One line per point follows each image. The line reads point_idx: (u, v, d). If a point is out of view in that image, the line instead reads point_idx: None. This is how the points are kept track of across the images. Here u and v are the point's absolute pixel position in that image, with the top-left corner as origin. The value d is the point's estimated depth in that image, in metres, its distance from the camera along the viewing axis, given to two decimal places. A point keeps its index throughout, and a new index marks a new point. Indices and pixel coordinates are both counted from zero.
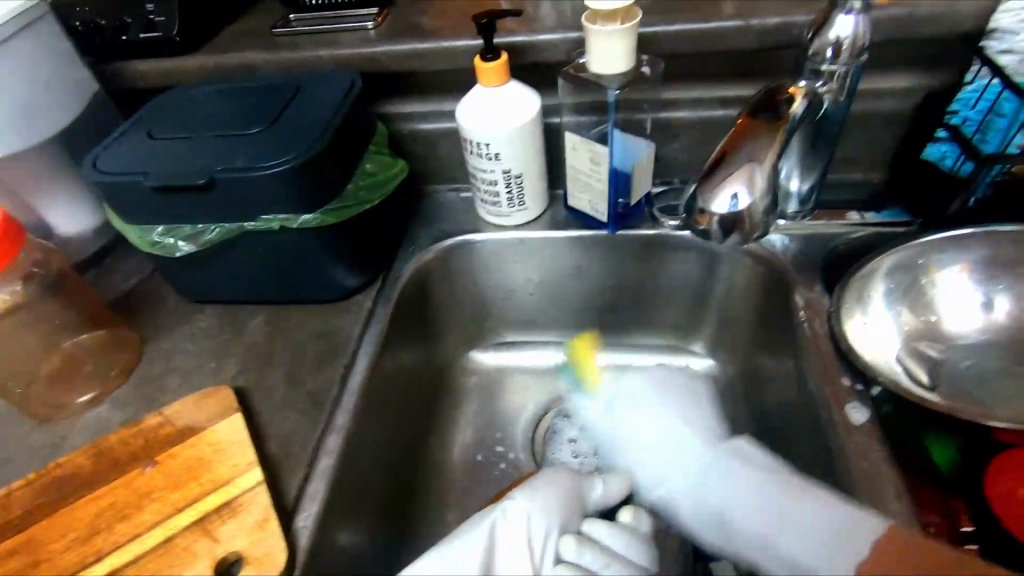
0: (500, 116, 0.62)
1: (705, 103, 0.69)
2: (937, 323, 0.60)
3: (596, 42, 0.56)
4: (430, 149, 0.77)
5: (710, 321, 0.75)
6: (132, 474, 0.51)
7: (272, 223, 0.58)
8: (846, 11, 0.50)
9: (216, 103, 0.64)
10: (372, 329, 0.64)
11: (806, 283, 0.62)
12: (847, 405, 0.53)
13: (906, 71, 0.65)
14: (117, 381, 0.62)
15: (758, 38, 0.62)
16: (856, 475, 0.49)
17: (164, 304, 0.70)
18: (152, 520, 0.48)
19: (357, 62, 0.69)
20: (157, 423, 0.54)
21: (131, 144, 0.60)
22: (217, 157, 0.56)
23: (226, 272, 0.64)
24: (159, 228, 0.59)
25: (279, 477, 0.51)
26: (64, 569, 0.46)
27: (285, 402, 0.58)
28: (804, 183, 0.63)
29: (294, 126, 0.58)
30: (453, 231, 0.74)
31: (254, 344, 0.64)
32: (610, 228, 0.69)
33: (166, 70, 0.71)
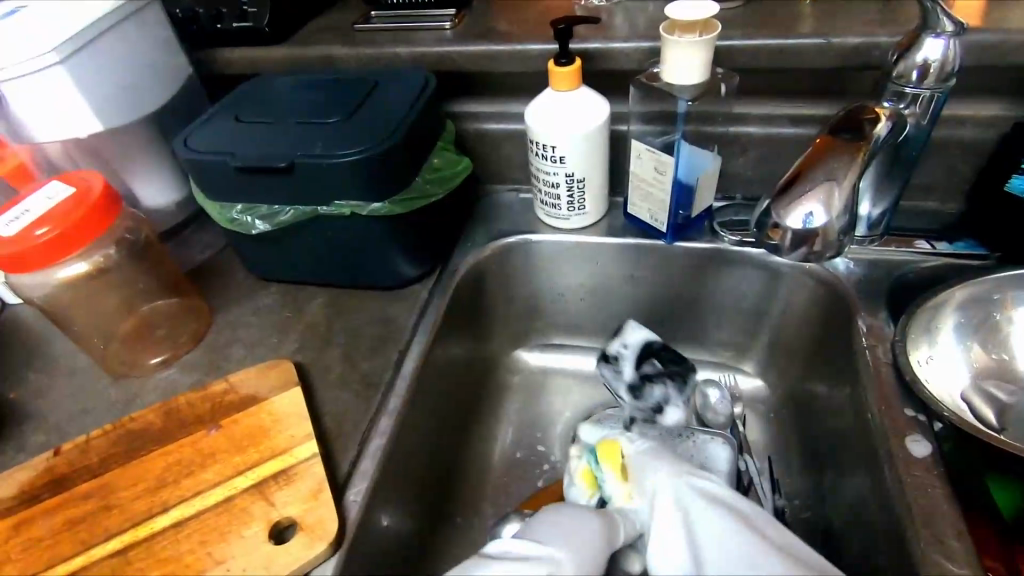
0: (570, 120, 0.62)
1: (776, 120, 0.68)
2: (1010, 362, 0.57)
3: (671, 52, 0.56)
4: (494, 149, 0.78)
5: (762, 340, 0.73)
6: (198, 435, 0.54)
7: (343, 209, 0.60)
8: (936, 34, 0.49)
9: (298, 92, 0.68)
10: (428, 318, 0.66)
11: (869, 310, 0.60)
12: (908, 438, 0.51)
13: (995, 100, 0.62)
14: (186, 346, 0.66)
15: (839, 56, 0.61)
16: (913, 509, 0.47)
17: (234, 279, 0.74)
18: (213, 479, 0.50)
19: (432, 61, 0.71)
20: (222, 389, 0.57)
21: (219, 126, 0.64)
22: (299, 143, 0.59)
23: (294, 253, 0.67)
24: (238, 206, 0.63)
25: (332, 451, 0.53)
26: (134, 516, 0.49)
27: (340, 381, 0.60)
28: (876, 207, 0.61)
29: (371, 118, 0.61)
30: (510, 230, 0.75)
31: (314, 323, 0.67)
32: (667, 238, 0.69)
33: (254, 59, 0.75)
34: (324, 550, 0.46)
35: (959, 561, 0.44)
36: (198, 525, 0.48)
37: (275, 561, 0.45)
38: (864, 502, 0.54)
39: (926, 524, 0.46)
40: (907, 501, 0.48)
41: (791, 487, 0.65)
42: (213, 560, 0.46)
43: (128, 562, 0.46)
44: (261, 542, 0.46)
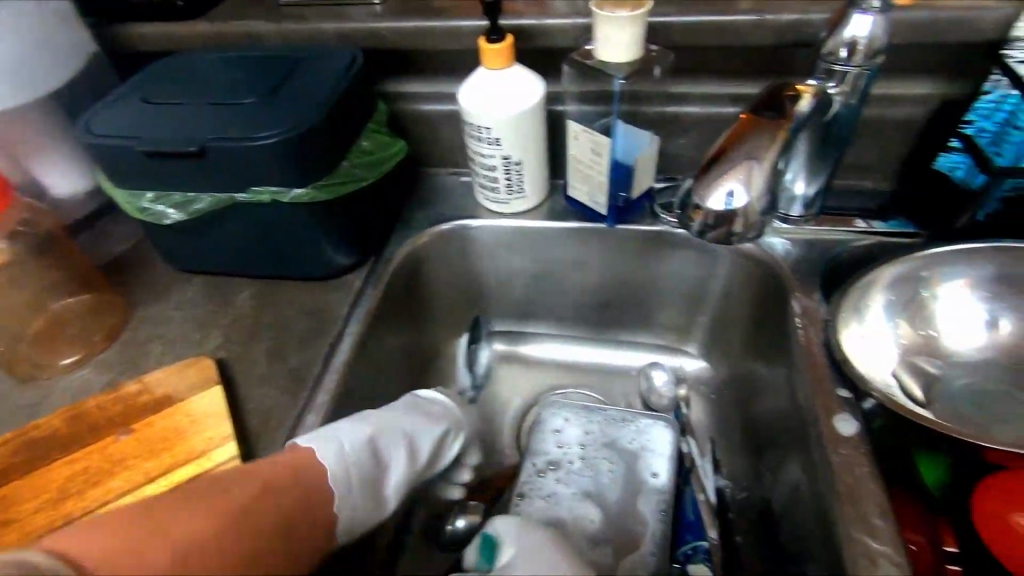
0: (502, 100, 0.60)
1: (715, 100, 0.67)
2: (937, 338, 0.58)
3: (603, 28, 0.54)
4: (432, 131, 0.76)
5: (705, 322, 0.73)
6: (108, 441, 0.50)
7: (263, 196, 0.57)
8: (863, 10, 0.48)
9: (215, 71, 0.63)
10: (361, 308, 0.63)
11: (804, 290, 0.61)
12: (837, 416, 0.52)
13: (925, 78, 0.63)
14: (100, 345, 0.62)
15: (774, 34, 0.60)
16: (840, 486, 0.48)
17: (155, 271, 0.69)
18: (123, 487, 0.47)
19: (361, 37, 0.68)
20: (136, 390, 0.54)
21: (126, 107, 0.59)
22: (211, 125, 0.55)
23: (216, 243, 0.63)
24: (149, 194, 0.58)
25: (254, 453, 0.50)
26: (34, 530, 0.46)
27: (266, 377, 0.57)
28: (810, 186, 0.61)
29: (290, 99, 0.57)
30: (450, 215, 0.73)
31: (241, 317, 0.63)
32: (608, 221, 0.68)
33: (169, 35, 0.70)
34: None
35: (881, 537, 0.45)
36: (146, 513, 0.39)
37: None
38: (797, 481, 0.54)
39: (852, 501, 0.47)
40: (834, 478, 0.48)
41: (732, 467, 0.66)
42: None
43: (69, 556, 0.35)
44: (204, 548, 0.38)
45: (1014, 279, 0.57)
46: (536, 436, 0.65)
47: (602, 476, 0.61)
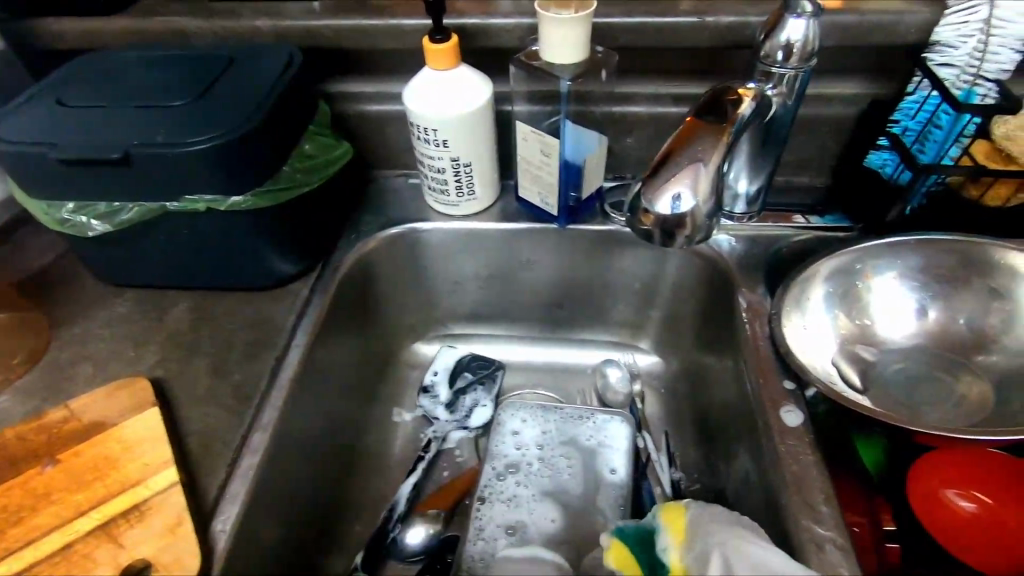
0: (448, 102, 0.59)
1: (660, 100, 0.68)
2: (872, 327, 0.61)
3: (548, 29, 0.54)
4: (378, 132, 0.73)
5: (657, 318, 0.75)
6: (30, 474, 0.46)
7: (197, 204, 0.54)
8: (797, 14, 0.50)
9: (139, 71, 0.59)
10: (308, 318, 0.61)
11: (749, 285, 0.63)
12: (782, 408, 0.54)
13: (855, 78, 0.66)
14: (19, 368, 0.57)
15: (714, 35, 0.61)
16: (787, 476, 0.50)
17: (81, 286, 0.64)
18: (49, 524, 0.44)
19: (299, 35, 0.65)
20: (61, 417, 0.50)
21: (38, 111, 0.54)
22: (136, 130, 0.52)
23: (147, 254, 0.60)
24: (68, 204, 0.54)
25: (196, 477, 0.48)
26: None
27: (208, 395, 0.54)
28: (752, 185, 0.63)
29: (223, 100, 0.54)
30: (399, 218, 0.71)
31: (178, 332, 0.60)
32: (560, 221, 0.68)
33: (86, 31, 0.65)
34: None
35: (827, 522, 0.47)
36: None
37: None
38: (747, 472, 0.56)
39: (798, 490, 0.49)
40: (782, 468, 0.50)
41: (686, 460, 0.67)
42: None
43: None
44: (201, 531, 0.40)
45: (939, 269, 0.60)
46: (494, 440, 0.65)
47: (561, 472, 0.62)
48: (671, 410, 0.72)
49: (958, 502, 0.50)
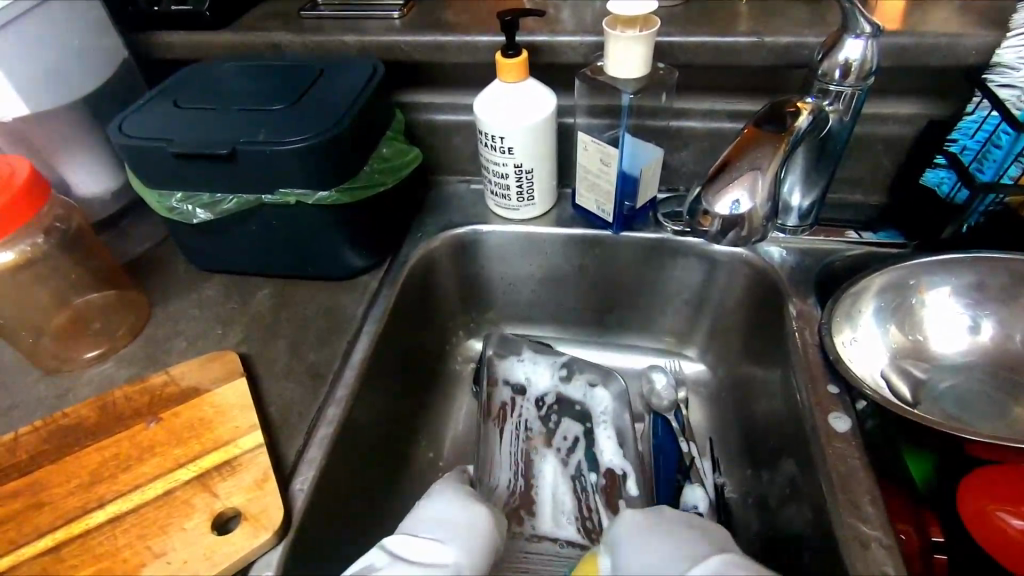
0: (516, 112, 0.63)
1: (715, 115, 0.71)
2: (925, 343, 0.62)
3: (614, 46, 0.58)
4: (444, 140, 0.79)
5: (704, 326, 0.76)
6: (136, 429, 0.52)
7: (288, 198, 0.60)
8: (855, 35, 0.52)
9: (243, 78, 0.66)
10: (377, 308, 0.66)
11: (799, 295, 0.64)
12: (831, 414, 0.55)
13: (911, 99, 0.67)
14: (123, 340, 0.64)
15: (772, 54, 0.64)
16: (833, 476, 0.51)
17: (175, 270, 0.71)
18: (152, 472, 0.49)
19: (380, 50, 0.71)
20: (162, 382, 0.56)
21: (158, 111, 0.62)
22: (239, 130, 0.58)
23: (237, 243, 0.66)
24: (178, 194, 0.61)
25: (277, 442, 0.53)
26: (67, 512, 0.47)
27: (287, 371, 0.60)
28: (805, 199, 0.65)
29: (316, 106, 0.60)
30: (461, 220, 0.76)
31: (260, 314, 0.66)
32: (614, 228, 0.71)
33: (192, 44, 0.73)
34: (270, 539, 0.46)
35: (874, 523, 0.48)
36: (218, 502, 0.47)
37: (217, 552, 0.45)
38: (793, 476, 0.57)
39: (843, 491, 0.50)
40: (827, 470, 0.52)
41: (729, 466, 0.68)
42: (153, 553, 0.45)
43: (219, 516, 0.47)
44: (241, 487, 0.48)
45: (997, 288, 0.60)
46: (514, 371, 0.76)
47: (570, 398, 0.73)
48: (715, 418, 0.73)
49: (1006, 519, 0.48)
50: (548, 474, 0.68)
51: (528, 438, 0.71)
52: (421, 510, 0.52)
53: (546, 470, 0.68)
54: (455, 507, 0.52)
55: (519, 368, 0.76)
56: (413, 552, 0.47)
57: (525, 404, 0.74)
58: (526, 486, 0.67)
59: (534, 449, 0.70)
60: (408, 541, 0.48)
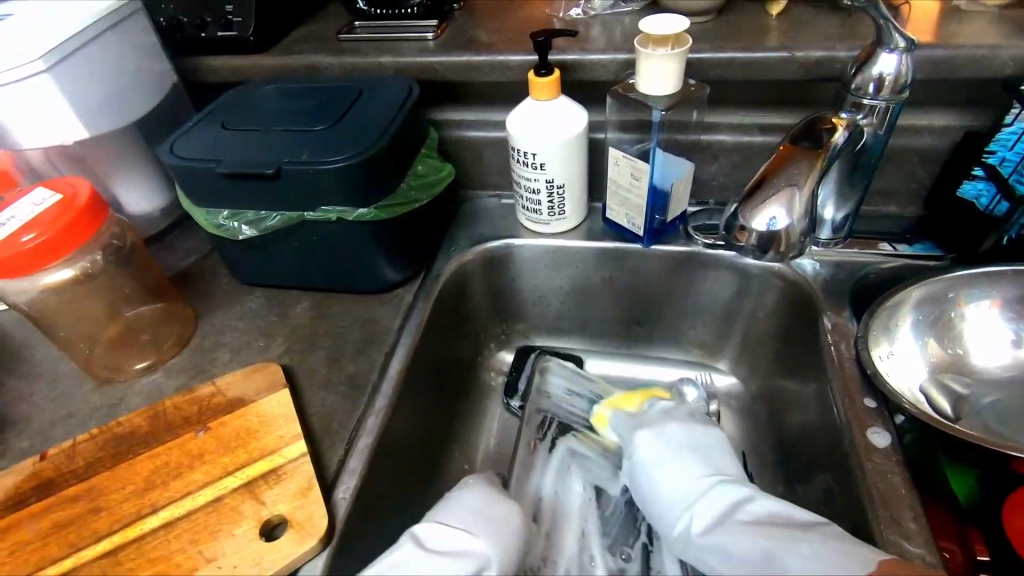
0: (549, 129, 0.65)
1: (745, 130, 0.71)
2: (964, 356, 0.61)
3: (646, 64, 0.59)
4: (475, 156, 0.81)
5: (735, 339, 0.76)
6: (186, 437, 0.54)
7: (329, 214, 0.62)
8: (889, 49, 0.53)
9: (285, 100, 0.69)
10: (412, 320, 0.67)
11: (834, 308, 0.64)
12: (869, 429, 0.55)
13: (945, 111, 0.67)
14: (171, 352, 0.66)
15: (803, 68, 0.64)
16: (873, 491, 0.51)
17: (219, 284, 0.74)
18: (202, 479, 0.51)
19: (415, 70, 0.73)
20: (209, 392, 0.58)
21: (206, 133, 0.65)
22: (284, 150, 0.61)
23: (278, 258, 0.68)
24: (224, 211, 0.64)
25: (319, 451, 0.54)
26: (123, 517, 0.49)
27: (327, 382, 0.61)
28: (839, 212, 0.65)
29: (356, 126, 0.63)
30: (493, 234, 0.77)
31: (300, 327, 0.68)
32: (644, 241, 0.72)
33: (236, 67, 0.76)
34: (315, 545, 0.47)
35: (917, 539, 0.48)
36: (265, 509, 0.49)
37: (265, 558, 0.46)
38: (831, 491, 0.57)
39: (884, 507, 0.50)
40: (866, 485, 0.51)
41: (763, 480, 0.68)
42: (204, 558, 0.46)
43: (266, 522, 0.48)
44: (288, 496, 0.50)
45: None
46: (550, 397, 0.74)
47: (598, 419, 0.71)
48: (748, 431, 0.73)
49: None
50: (573, 494, 0.66)
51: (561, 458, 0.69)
52: (451, 498, 0.52)
53: (573, 488, 0.66)
54: (486, 502, 0.52)
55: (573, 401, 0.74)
56: (441, 542, 0.48)
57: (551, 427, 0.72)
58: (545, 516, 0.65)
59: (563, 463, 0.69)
60: (435, 530, 0.49)
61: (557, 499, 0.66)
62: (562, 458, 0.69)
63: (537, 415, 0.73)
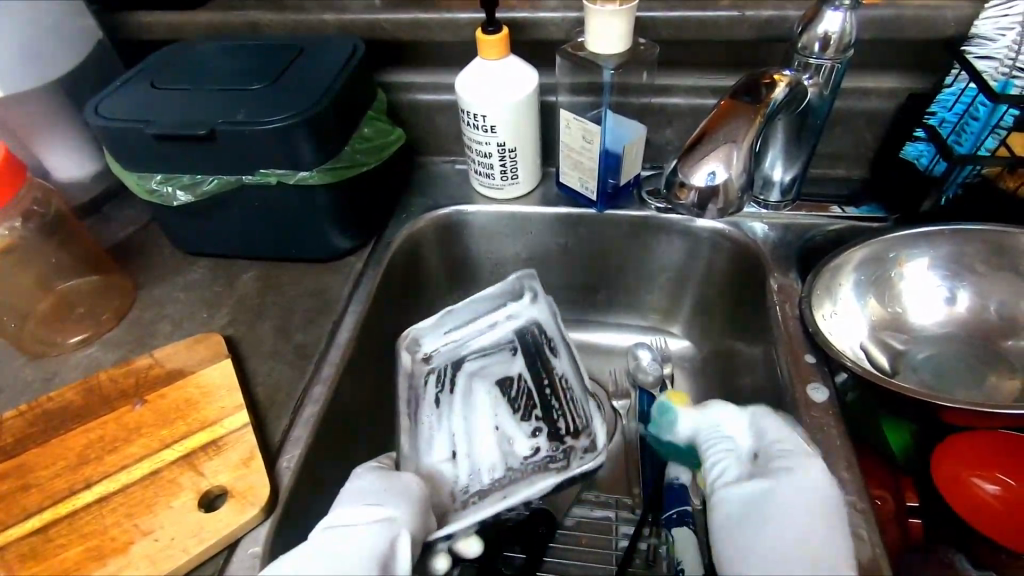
0: (498, 90, 0.63)
1: (698, 92, 0.71)
2: (903, 314, 0.63)
3: (595, 21, 0.57)
4: (428, 120, 0.78)
5: (689, 302, 0.77)
6: (123, 411, 0.53)
7: (270, 177, 0.59)
8: (835, 7, 0.52)
9: (221, 58, 0.65)
10: (362, 288, 0.66)
11: (781, 270, 0.65)
12: (810, 384, 0.56)
13: (892, 73, 0.67)
14: (109, 324, 0.63)
15: (754, 28, 0.64)
16: (812, 445, 0.52)
17: (160, 254, 0.71)
18: (139, 452, 0.50)
19: (361, 29, 0.70)
20: (147, 364, 0.56)
21: (135, 93, 0.61)
22: (219, 110, 0.58)
23: (220, 225, 0.65)
24: (158, 176, 0.61)
25: (263, 421, 0.53)
26: (55, 493, 0.47)
27: (273, 352, 0.60)
28: (787, 173, 0.65)
29: (296, 85, 0.60)
30: (446, 201, 0.75)
31: (246, 297, 0.66)
32: (598, 206, 0.72)
33: (169, 24, 0.72)
34: (256, 514, 0.46)
35: (850, 488, 0.49)
36: (205, 481, 0.48)
37: (205, 529, 0.45)
38: None
39: (822, 459, 0.51)
40: (805, 439, 0.53)
41: None
42: (141, 531, 0.45)
43: (204, 492, 0.47)
44: (229, 467, 0.49)
45: (973, 259, 0.61)
46: (403, 344, 0.69)
47: (467, 340, 0.72)
48: (700, 393, 0.74)
49: (981, 486, 0.50)
50: (481, 406, 0.67)
51: (456, 393, 0.68)
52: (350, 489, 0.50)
53: (479, 400, 0.67)
54: (382, 482, 0.51)
55: (434, 332, 0.71)
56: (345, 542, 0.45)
57: (428, 367, 0.70)
58: (447, 471, 0.62)
59: (463, 394, 0.68)
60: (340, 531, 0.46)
61: (466, 420, 0.66)
62: (464, 390, 0.68)
63: (435, 371, 0.69)
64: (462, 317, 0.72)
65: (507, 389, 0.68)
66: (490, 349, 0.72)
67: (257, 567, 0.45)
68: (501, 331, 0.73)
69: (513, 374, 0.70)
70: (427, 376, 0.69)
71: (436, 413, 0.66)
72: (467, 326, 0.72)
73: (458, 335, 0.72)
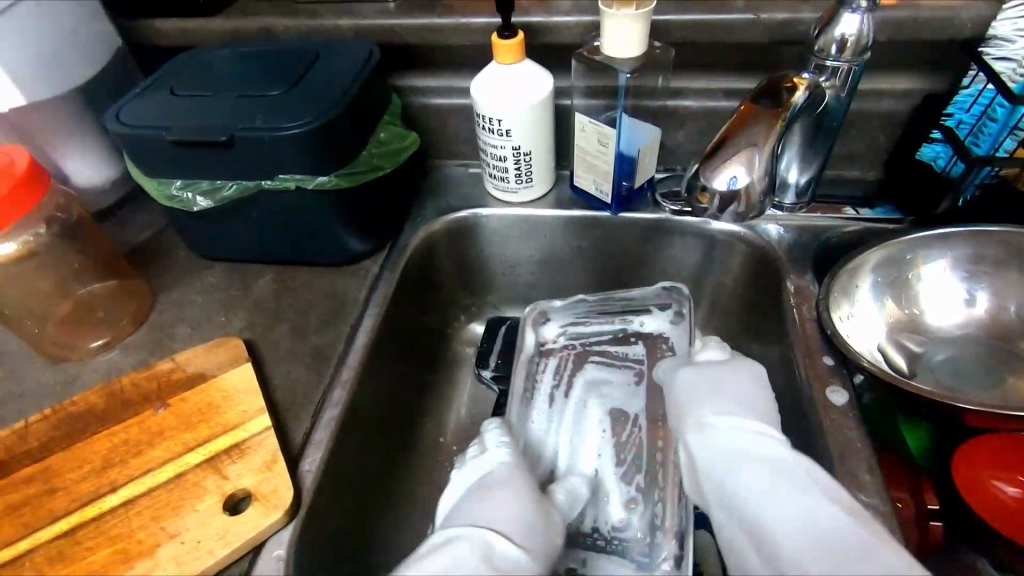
0: (514, 94, 0.63)
1: (713, 94, 0.71)
2: (920, 316, 0.63)
3: (611, 25, 0.57)
4: (441, 124, 0.79)
5: (703, 304, 0.77)
6: (145, 415, 0.53)
7: (287, 183, 0.60)
8: (852, 9, 0.52)
9: (238, 64, 0.66)
10: (378, 291, 0.66)
11: (797, 272, 0.65)
12: (828, 387, 0.56)
13: (908, 73, 0.67)
14: (128, 328, 0.64)
15: (769, 31, 0.64)
16: (831, 448, 0.52)
17: (177, 259, 0.72)
18: (163, 456, 0.50)
19: (376, 33, 0.70)
20: (168, 368, 0.57)
21: (154, 99, 0.62)
22: (238, 116, 0.58)
23: (237, 230, 0.66)
24: (177, 181, 0.61)
25: (285, 425, 0.54)
26: (80, 496, 0.48)
27: (291, 355, 0.60)
28: (803, 175, 0.65)
29: (314, 91, 0.60)
30: (460, 204, 0.76)
31: (263, 300, 0.66)
32: (612, 209, 0.72)
33: (186, 30, 0.72)
34: (280, 518, 0.47)
35: (870, 491, 0.49)
36: (228, 485, 0.48)
37: (229, 532, 0.46)
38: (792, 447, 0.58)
39: (842, 461, 0.51)
40: (824, 442, 0.53)
41: None
42: (167, 534, 0.46)
43: (229, 495, 0.48)
44: (252, 471, 0.49)
45: (990, 261, 0.61)
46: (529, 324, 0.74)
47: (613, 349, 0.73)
48: None
49: (1002, 488, 0.52)
50: (591, 421, 0.68)
51: (567, 394, 0.70)
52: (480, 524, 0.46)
53: (593, 415, 0.69)
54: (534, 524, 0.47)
55: (554, 324, 0.74)
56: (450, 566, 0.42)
57: (547, 359, 0.73)
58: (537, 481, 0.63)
59: (564, 398, 0.70)
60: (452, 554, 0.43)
61: (573, 440, 0.66)
62: (580, 397, 0.70)
63: (555, 359, 0.73)
64: (591, 308, 0.75)
65: (621, 425, 0.67)
66: (616, 359, 0.72)
67: (282, 570, 0.46)
68: (626, 350, 0.73)
69: (631, 411, 0.68)
70: (551, 361, 0.72)
71: (549, 410, 0.69)
72: (593, 327, 0.75)
73: (588, 331, 0.75)
